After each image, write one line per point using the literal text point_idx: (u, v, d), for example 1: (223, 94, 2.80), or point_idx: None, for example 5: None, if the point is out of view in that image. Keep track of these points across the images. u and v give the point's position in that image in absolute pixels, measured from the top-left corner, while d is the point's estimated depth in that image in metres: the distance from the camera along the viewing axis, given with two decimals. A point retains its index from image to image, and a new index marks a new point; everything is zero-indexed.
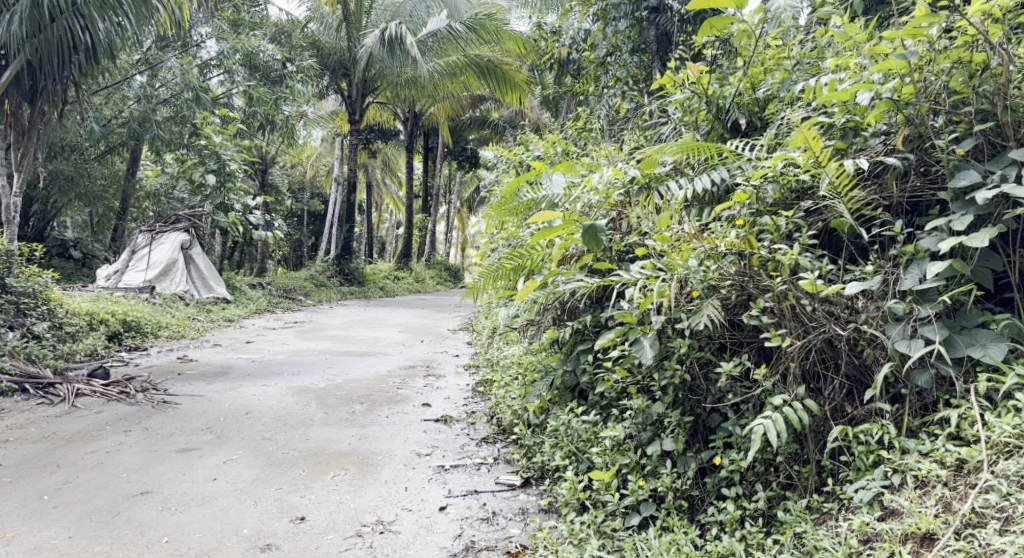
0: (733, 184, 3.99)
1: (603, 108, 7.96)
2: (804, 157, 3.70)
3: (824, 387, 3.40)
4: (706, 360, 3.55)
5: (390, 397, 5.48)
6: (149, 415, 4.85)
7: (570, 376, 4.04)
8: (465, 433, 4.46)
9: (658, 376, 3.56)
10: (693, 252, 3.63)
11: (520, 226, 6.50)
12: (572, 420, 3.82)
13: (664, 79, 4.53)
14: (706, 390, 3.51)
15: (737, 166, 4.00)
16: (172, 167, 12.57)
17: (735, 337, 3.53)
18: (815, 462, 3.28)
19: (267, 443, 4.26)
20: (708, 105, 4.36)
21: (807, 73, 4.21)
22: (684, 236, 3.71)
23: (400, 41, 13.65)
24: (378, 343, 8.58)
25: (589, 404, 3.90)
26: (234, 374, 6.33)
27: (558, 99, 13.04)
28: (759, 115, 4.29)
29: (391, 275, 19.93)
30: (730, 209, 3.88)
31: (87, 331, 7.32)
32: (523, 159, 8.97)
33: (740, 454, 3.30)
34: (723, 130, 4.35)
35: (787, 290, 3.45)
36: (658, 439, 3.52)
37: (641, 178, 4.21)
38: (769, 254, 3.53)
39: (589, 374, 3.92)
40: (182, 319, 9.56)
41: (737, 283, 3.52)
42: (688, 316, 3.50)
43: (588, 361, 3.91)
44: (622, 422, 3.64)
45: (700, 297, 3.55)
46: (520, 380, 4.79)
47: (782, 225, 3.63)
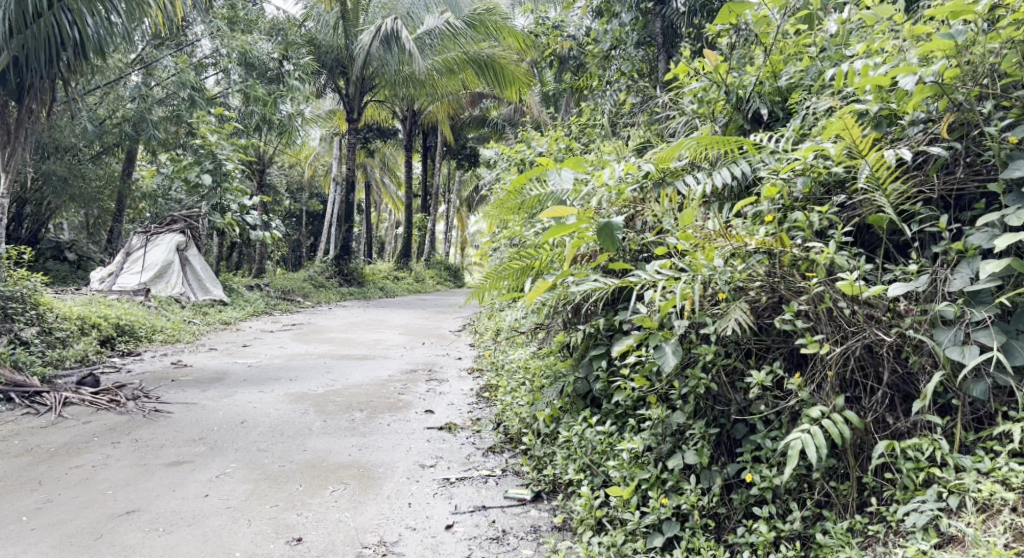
0: (756, 178, 3.83)
1: (607, 103, 7.75)
2: (837, 148, 3.53)
3: (864, 397, 3.22)
4: (733, 368, 3.37)
5: (392, 403, 5.28)
6: (139, 424, 4.65)
7: (583, 383, 3.87)
8: (471, 442, 4.26)
9: (679, 384, 3.38)
10: (718, 251, 3.48)
11: (524, 225, 6.31)
12: (585, 431, 3.64)
13: (679, 68, 4.39)
14: (731, 398, 3.33)
15: (759, 160, 3.84)
16: (167, 168, 12.36)
17: (764, 342, 3.35)
18: (856, 479, 3.10)
19: (263, 455, 4.05)
20: (727, 95, 4.23)
21: (831, 61, 4.03)
22: (712, 234, 3.58)
23: (396, 36, 13.44)
24: (378, 345, 8.39)
25: (603, 413, 3.72)
26: (230, 380, 6.13)
27: (559, 95, 12.83)
28: (781, 106, 4.12)
29: (391, 275, 19.71)
30: (755, 205, 3.72)
31: (78, 336, 7.12)
32: (525, 156, 8.77)
33: (773, 470, 3.12)
34: (743, 121, 4.21)
35: (822, 292, 3.29)
36: (680, 452, 3.34)
37: (655, 174, 4.03)
38: (801, 252, 3.38)
39: (603, 380, 3.73)
40: (178, 322, 9.36)
41: (767, 284, 3.35)
42: (714, 321, 3.34)
43: (603, 367, 3.72)
44: (640, 433, 3.46)
45: (726, 300, 3.39)
46: (527, 386, 4.59)
47: (815, 221, 3.47)
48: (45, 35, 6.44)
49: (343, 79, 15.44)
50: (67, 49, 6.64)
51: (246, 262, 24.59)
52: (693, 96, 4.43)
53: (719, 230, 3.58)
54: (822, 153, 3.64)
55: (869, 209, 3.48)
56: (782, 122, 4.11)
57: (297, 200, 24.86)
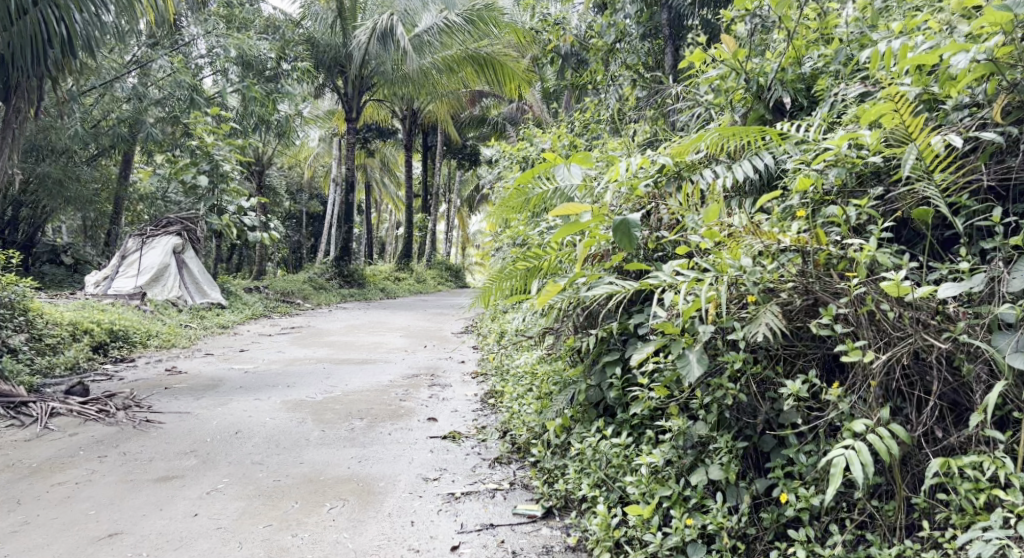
0: (781, 171, 3.68)
1: (611, 97, 7.55)
2: (873, 137, 3.39)
3: (912, 410, 3.05)
4: (764, 377, 3.19)
5: (393, 411, 5.06)
6: (128, 436, 4.44)
7: (595, 391, 3.64)
8: (476, 453, 4.05)
9: (702, 395, 3.19)
10: (746, 250, 3.32)
11: (528, 225, 6.11)
12: (599, 443, 3.44)
13: (693, 56, 4.22)
14: (759, 409, 3.15)
15: (784, 152, 3.70)
16: (162, 170, 12.16)
17: (800, 348, 3.18)
18: (903, 498, 2.94)
19: (258, 469, 3.84)
20: (747, 83, 4.07)
21: (857, 45, 3.88)
22: (740, 230, 3.40)
23: (392, 33, 13.32)
24: (378, 349, 8.16)
25: (617, 424, 3.51)
26: (224, 387, 5.92)
27: (560, 93, 12.60)
28: (804, 93, 4.00)
29: (391, 276, 19.48)
30: (784, 200, 3.56)
31: (70, 343, 6.93)
32: (528, 154, 8.55)
33: (811, 490, 2.95)
34: (764, 111, 4.05)
35: (864, 293, 3.11)
36: (703, 466, 3.16)
37: (669, 168, 3.84)
38: (839, 251, 3.21)
39: (616, 388, 3.53)
40: (174, 327, 9.15)
41: (800, 285, 3.18)
42: (743, 325, 3.16)
43: (618, 375, 3.52)
44: (660, 446, 3.25)
45: (756, 303, 3.21)
46: (534, 392, 4.39)
47: (852, 216, 3.31)
48: (32, 31, 6.24)
49: (341, 78, 15.23)
50: (55, 46, 6.44)
51: (247, 264, 24.40)
52: (709, 86, 4.29)
53: (747, 226, 3.39)
54: (857, 141, 3.46)
55: (909, 203, 3.32)
56: (805, 111, 3.98)
57: (297, 202, 24.66)
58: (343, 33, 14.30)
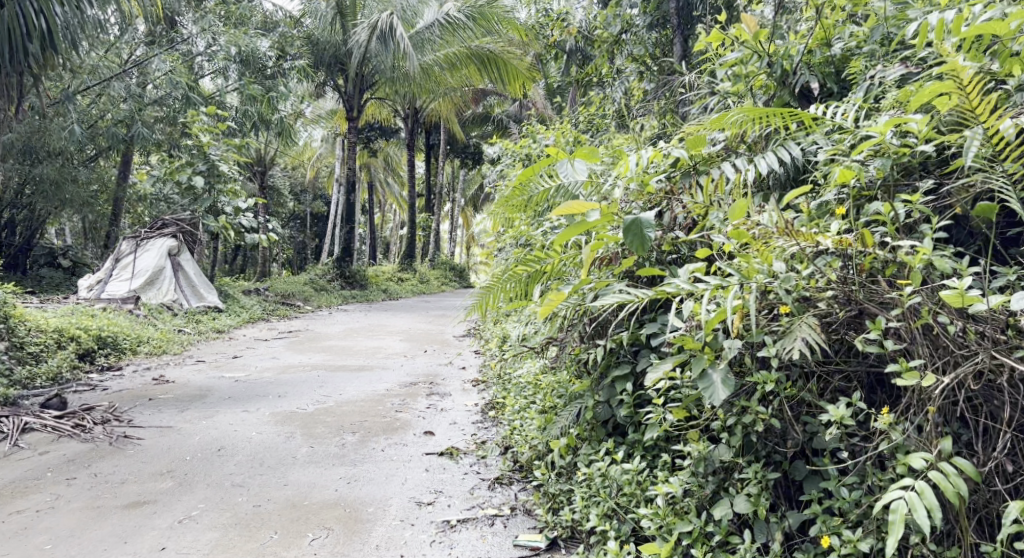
0: (811, 162, 3.42)
1: (617, 91, 7.27)
2: (921, 124, 3.11)
3: (980, 441, 2.76)
4: (802, 401, 2.92)
5: (388, 423, 4.77)
6: (103, 454, 4.15)
7: (603, 408, 3.36)
8: (474, 472, 3.75)
9: (725, 416, 2.95)
10: (778, 253, 3.04)
11: (531, 224, 5.82)
12: (610, 469, 3.16)
13: (712, 36, 3.97)
14: (791, 434, 2.89)
15: (813, 142, 3.44)
16: (157, 171, 11.88)
17: (846, 365, 2.91)
18: (969, 544, 2.67)
19: (238, 491, 3.56)
20: (769, 67, 3.82)
21: (896, 23, 3.63)
22: (769, 230, 3.11)
23: (391, 32, 13.02)
24: (377, 354, 7.86)
25: (629, 446, 3.25)
26: (212, 398, 5.64)
27: (566, 90, 12.28)
28: (833, 78, 3.75)
29: (395, 276, 19.21)
30: (820, 196, 3.29)
31: (54, 353, 6.69)
32: (533, 152, 8.23)
33: (857, 534, 2.70)
34: (789, 98, 3.80)
35: (919, 304, 2.84)
36: (726, 498, 2.91)
37: (685, 162, 3.57)
38: (887, 255, 2.94)
39: (628, 405, 3.24)
40: (166, 332, 8.85)
41: (841, 294, 2.92)
42: (776, 340, 2.91)
43: (628, 390, 3.24)
44: (678, 473, 3.02)
45: (790, 314, 2.95)
46: (537, 404, 4.10)
47: (900, 213, 3.03)
48: (9, 23, 5.95)
49: (342, 76, 14.94)
50: (34, 40, 6.14)
51: (250, 265, 24.12)
52: (728, 70, 4.04)
53: (780, 226, 3.10)
54: (901, 128, 3.20)
55: (965, 198, 3.04)
56: (836, 97, 3.73)
57: (300, 202, 24.38)
58: (343, 31, 14.01)
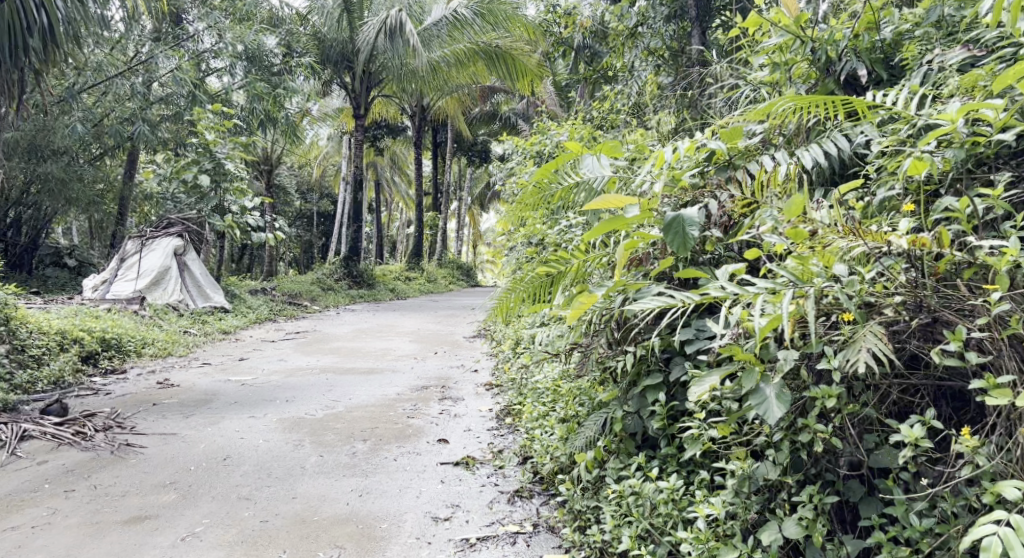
0: (860, 154, 3.31)
1: (633, 87, 7.07)
2: (995, 113, 2.95)
3: None
4: (870, 421, 2.79)
5: (400, 430, 4.59)
6: (104, 464, 4.00)
7: (634, 420, 3.20)
8: (492, 484, 3.57)
9: (769, 431, 2.83)
10: (838, 256, 2.89)
11: (549, 223, 5.64)
12: (645, 486, 3.01)
13: (751, 21, 3.84)
14: (841, 450, 2.78)
15: (862, 132, 3.34)
16: (163, 170, 11.71)
17: (912, 379, 2.76)
18: None
19: (244, 505, 3.39)
20: (813, 53, 3.70)
21: (954, 3, 3.52)
22: (830, 230, 2.97)
23: (400, 28, 12.82)
24: (386, 356, 7.67)
25: (662, 461, 3.11)
26: (218, 403, 5.47)
27: (574, 87, 12.09)
28: (882, 63, 3.63)
29: (402, 275, 19.02)
30: (881, 190, 3.15)
31: (56, 355, 6.53)
32: (546, 149, 8.03)
33: None
34: (834, 86, 3.67)
35: (1006, 311, 2.66)
36: (773, 522, 2.77)
37: (722, 154, 3.42)
38: (966, 256, 2.77)
39: (661, 417, 3.10)
40: (172, 333, 8.68)
41: (910, 300, 2.77)
42: (838, 351, 2.76)
43: (662, 401, 3.09)
44: (719, 494, 2.87)
45: (852, 322, 2.80)
46: (558, 411, 3.92)
47: (978, 209, 2.87)
48: (9, 18, 5.78)
49: (349, 74, 14.75)
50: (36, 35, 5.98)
51: (257, 264, 23.96)
52: (767, 57, 3.90)
53: (844, 227, 2.95)
54: (973, 117, 3.05)
55: None
56: (885, 84, 3.59)
57: (307, 200, 24.21)
58: (350, 28, 13.82)
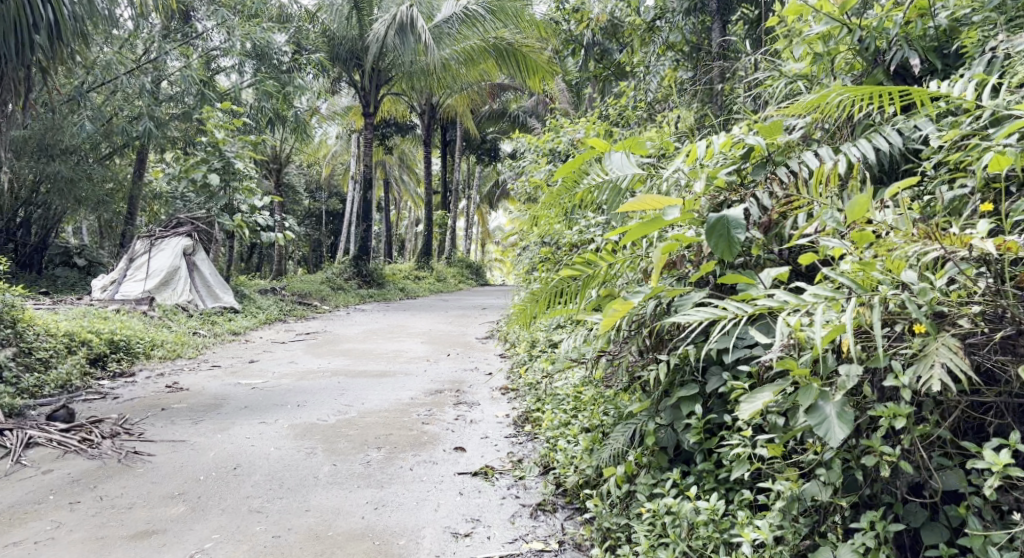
0: (911, 148, 3.26)
1: (651, 83, 6.93)
2: None
3: None
4: (942, 440, 2.68)
5: (415, 437, 4.46)
6: (111, 472, 3.88)
7: (667, 433, 3.14)
8: (513, 496, 3.46)
9: (822, 450, 2.75)
10: (908, 262, 2.77)
11: (566, 223, 5.53)
12: (684, 506, 2.93)
13: (794, 8, 3.70)
14: (905, 473, 2.67)
15: (914, 126, 3.27)
16: (172, 169, 11.61)
17: (994, 394, 2.66)
18: None
19: (256, 518, 3.27)
20: (862, 41, 3.56)
21: None
22: (897, 234, 2.86)
23: (411, 25, 12.69)
24: (398, 358, 7.54)
25: (697, 476, 3.06)
26: (228, 407, 5.35)
27: (584, 86, 11.95)
28: (934, 52, 3.51)
29: (411, 275, 18.91)
30: (941, 185, 3.09)
31: (64, 358, 6.43)
32: (560, 148, 7.89)
33: None
34: (884, 77, 3.54)
35: None
36: (825, 547, 2.71)
37: (760, 149, 3.31)
38: None
39: (696, 430, 3.04)
40: (181, 334, 8.57)
41: (990, 310, 2.67)
42: (912, 365, 2.66)
43: (698, 414, 3.03)
44: (764, 515, 2.81)
45: (923, 333, 2.71)
46: (581, 418, 3.81)
47: None
48: (15, 13, 5.73)
49: (358, 72, 14.64)
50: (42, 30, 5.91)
51: (266, 263, 23.85)
52: (807, 47, 3.78)
53: (919, 231, 2.83)
54: None
55: None
56: (940, 74, 3.48)
57: (315, 199, 24.11)
58: (360, 25, 13.71)
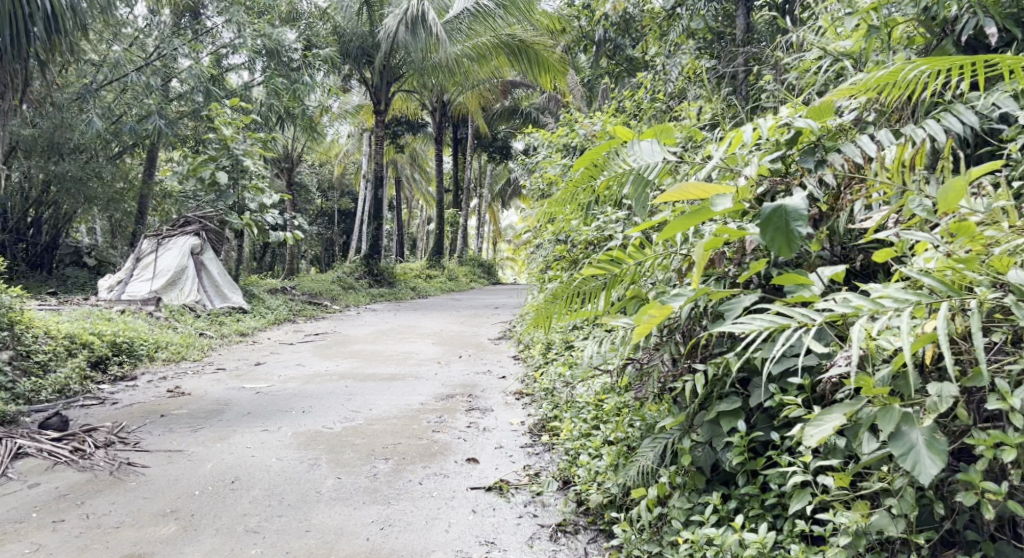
0: (985, 128, 3.07)
1: (671, 73, 6.66)
2: None
3: None
4: None
5: (425, 447, 4.22)
6: (101, 486, 3.66)
7: (704, 452, 2.93)
8: (531, 516, 3.25)
9: (897, 483, 2.57)
10: (1013, 258, 2.56)
11: (584, 220, 5.27)
12: (730, 536, 2.71)
13: None
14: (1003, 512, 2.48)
15: (990, 104, 3.06)
16: (180, 166, 11.40)
17: None
18: None
19: (252, 540, 3.11)
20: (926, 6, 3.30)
21: None
22: (998, 227, 2.65)
23: (422, 20, 12.44)
24: (408, 360, 7.28)
25: (739, 502, 2.86)
26: (229, 414, 5.11)
27: (596, 83, 11.67)
28: (1012, 18, 3.20)
29: (422, 274, 18.68)
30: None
31: (63, 361, 6.21)
32: (576, 142, 7.62)
33: None
34: (953, 48, 3.28)
35: None
36: None
37: (809, 132, 3.10)
38: None
39: (738, 450, 2.85)
40: (187, 336, 8.35)
41: None
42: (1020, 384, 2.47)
43: (741, 432, 2.83)
44: (825, 551, 2.62)
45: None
46: (603, 428, 3.59)
47: None
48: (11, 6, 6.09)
49: (368, 69, 14.39)
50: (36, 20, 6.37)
51: (278, 263, 23.64)
52: (863, 17, 3.53)
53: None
54: None
55: None
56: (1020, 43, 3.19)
57: (327, 199, 23.88)
58: (371, 21, 13.48)
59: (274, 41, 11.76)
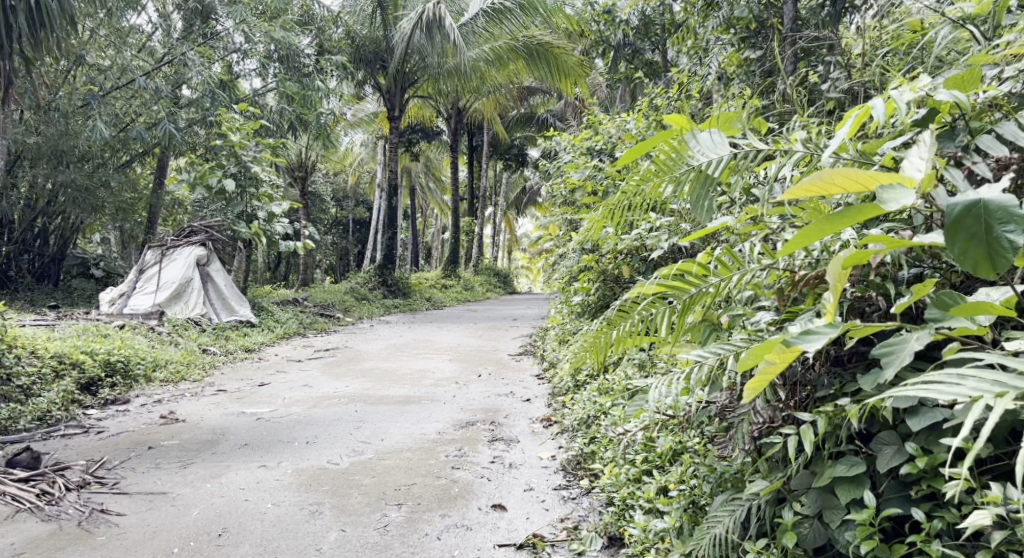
0: None
1: (711, 69, 6.14)
2: None
3: None
4: None
5: (444, 490, 3.71)
6: (67, 541, 3.18)
7: (816, 528, 2.57)
8: None
9: None
10: None
11: (623, 230, 4.74)
12: None
13: None
14: None
15: None
16: (188, 174, 10.95)
17: None
18: None
19: None
20: None
21: None
22: None
23: (438, 23, 11.90)
24: (424, 380, 6.75)
25: None
26: (227, 444, 4.62)
27: (618, 87, 11.07)
28: None
29: (438, 284, 18.16)
30: None
31: (50, 384, 5.72)
32: (604, 144, 7.06)
33: None
34: None
35: None
36: None
37: (949, 107, 2.68)
38: None
39: (860, 527, 2.47)
40: (189, 352, 7.86)
41: None
42: None
43: (870, 508, 2.45)
44: None
45: None
46: (658, 481, 3.24)
47: None
48: None
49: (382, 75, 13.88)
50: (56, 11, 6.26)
51: (292, 273, 23.18)
52: None
53: None
54: None
55: None
56: None
57: (342, 208, 23.42)
58: (384, 25, 12.98)
59: (288, 48, 11.30)
